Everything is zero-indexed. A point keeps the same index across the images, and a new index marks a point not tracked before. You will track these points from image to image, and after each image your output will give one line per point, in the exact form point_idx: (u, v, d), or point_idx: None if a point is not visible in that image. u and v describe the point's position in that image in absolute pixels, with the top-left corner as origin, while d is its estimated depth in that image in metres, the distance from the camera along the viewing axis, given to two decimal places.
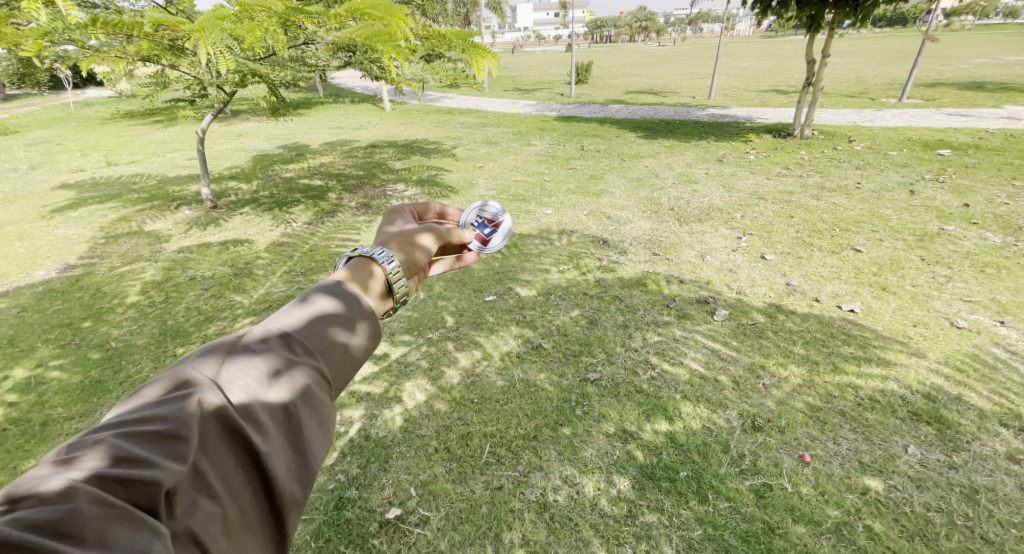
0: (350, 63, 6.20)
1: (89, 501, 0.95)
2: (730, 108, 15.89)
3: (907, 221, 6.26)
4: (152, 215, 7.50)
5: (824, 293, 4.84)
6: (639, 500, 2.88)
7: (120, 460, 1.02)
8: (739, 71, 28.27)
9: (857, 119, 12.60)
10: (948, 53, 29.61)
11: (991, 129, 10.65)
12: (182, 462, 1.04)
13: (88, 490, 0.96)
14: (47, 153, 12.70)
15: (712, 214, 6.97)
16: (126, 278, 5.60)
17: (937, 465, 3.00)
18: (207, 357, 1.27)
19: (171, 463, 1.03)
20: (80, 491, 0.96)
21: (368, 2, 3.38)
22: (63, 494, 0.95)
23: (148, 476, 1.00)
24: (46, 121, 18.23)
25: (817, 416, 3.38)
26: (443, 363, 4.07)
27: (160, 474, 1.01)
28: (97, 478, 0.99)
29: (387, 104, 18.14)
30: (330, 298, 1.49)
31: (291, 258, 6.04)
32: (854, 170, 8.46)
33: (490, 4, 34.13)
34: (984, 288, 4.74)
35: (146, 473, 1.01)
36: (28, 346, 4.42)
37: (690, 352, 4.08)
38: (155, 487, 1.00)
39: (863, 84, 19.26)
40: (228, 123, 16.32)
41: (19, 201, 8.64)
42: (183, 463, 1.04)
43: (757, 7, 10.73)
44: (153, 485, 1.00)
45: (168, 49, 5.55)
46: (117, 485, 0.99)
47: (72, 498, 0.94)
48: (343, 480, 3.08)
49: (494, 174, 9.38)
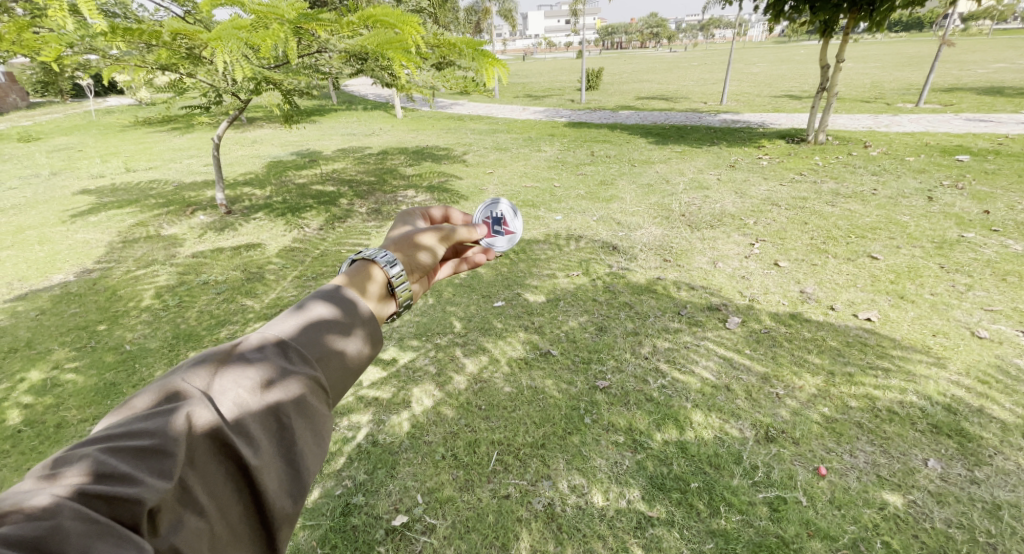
0: (362, 71, 6.24)
1: (72, 517, 0.93)
2: (742, 114, 15.78)
3: (926, 228, 6.13)
4: (168, 220, 7.61)
5: (840, 301, 4.75)
6: (650, 512, 2.83)
7: (106, 476, 1.02)
8: (751, 76, 28.13)
9: (873, 124, 12.45)
10: (967, 57, 29.14)
11: (1012, 134, 10.41)
12: (168, 479, 1.04)
13: (71, 505, 0.95)
14: (69, 160, 12.96)
15: (724, 221, 6.89)
16: (141, 281, 5.67)
17: (957, 480, 2.90)
18: (202, 367, 1.27)
19: (156, 481, 1.03)
20: (64, 506, 0.94)
21: (380, 10, 3.40)
22: (45, 510, 0.93)
23: (131, 494, 0.99)
24: (69, 129, 18.65)
25: (833, 428, 3.30)
26: (450, 369, 4.05)
27: (143, 492, 1.00)
28: (81, 494, 0.98)
29: (399, 111, 18.28)
30: (329, 304, 1.47)
31: (303, 263, 6.08)
32: (870, 175, 8.34)
33: (501, 14, 34.57)
34: (1006, 296, 4.62)
35: (129, 490, 1.00)
36: (45, 348, 4.49)
37: (702, 360, 4.02)
38: (137, 505, 0.99)
39: (880, 89, 19.06)
40: (243, 129, 16.55)
41: (40, 206, 8.83)
42: (168, 481, 1.04)
43: (769, 13, 10.65)
44: (134, 503, 0.99)
45: (185, 57, 5.63)
46: (100, 502, 0.98)
47: (55, 514, 0.93)
48: (350, 485, 3.06)
49: (503, 179, 9.40)
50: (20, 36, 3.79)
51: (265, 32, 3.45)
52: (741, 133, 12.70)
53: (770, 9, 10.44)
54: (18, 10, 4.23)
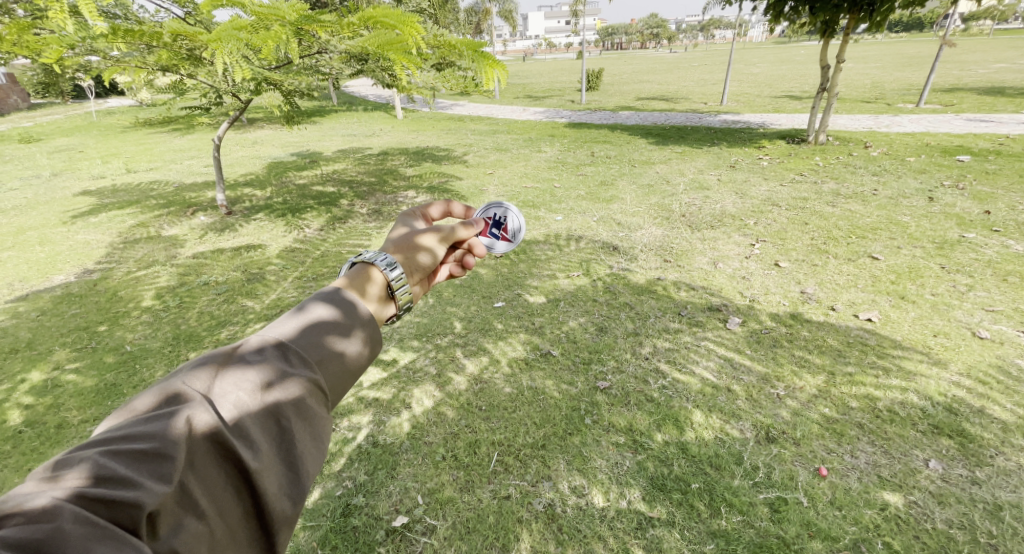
0: (362, 72, 6.24)
1: (72, 520, 0.93)
2: (743, 114, 15.76)
3: (927, 229, 6.13)
4: (169, 221, 7.62)
5: (840, 302, 4.74)
6: (650, 512, 2.82)
7: (106, 480, 1.01)
8: (752, 77, 28.11)
9: (873, 125, 12.44)
10: (967, 57, 29.10)
11: (1013, 134, 10.39)
12: (167, 482, 1.04)
13: (71, 509, 0.95)
14: (70, 161, 12.97)
15: (725, 221, 6.89)
16: (142, 282, 5.68)
17: (958, 480, 2.89)
18: (202, 369, 1.27)
19: (155, 484, 1.03)
20: (63, 510, 0.94)
21: (381, 12, 3.42)
22: (45, 513, 0.93)
23: (131, 497, 0.99)
24: (70, 130, 18.66)
25: (833, 428, 3.30)
26: (451, 370, 4.05)
27: (143, 495, 1.00)
28: (81, 497, 0.98)
29: (399, 112, 18.27)
30: (328, 306, 1.47)
31: (303, 264, 6.09)
32: (871, 176, 8.33)
33: (501, 15, 34.60)
34: (1007, 297, 4.61)
35: (129, 494, 1.00)
36: (46, 349, 4.49)
37: (702, 360, 4.01)
38: (137, 509, 0.99)
39: (881, 89, 19.05)
40: (244, 130, 16.58)
41: (41, 207, 8.84)
42: (168, 484, 1.04)
43: (769, 13, 10.65)
44: (134, 507, 0.99)
45: (186, 58, 5.63)
46: (100, 505, 0.98)
47: (55, 518, 0.92)
48: (350, 486, 3.06)
49: (503, 180, 9.40)
50: (21, 37, 3.84)
51: (266, 33, 3.46)
52: (741, 133, 12.70)
53: (770, 9, 10.44)
54: (20, 12, 4.26)
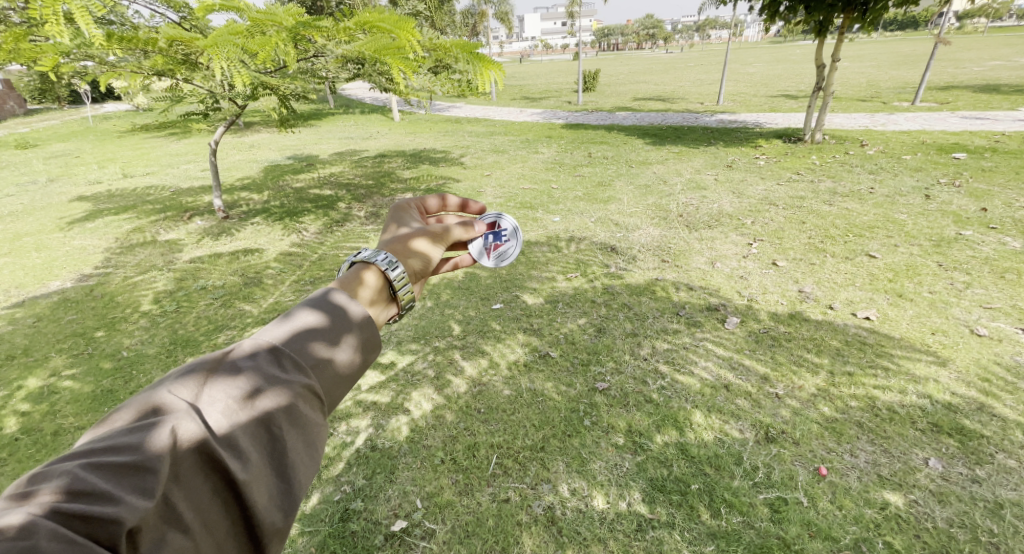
0: (359, 74, 6.21)
1: (49, 538, 0.91)
2: (739, 114, 15.84)
3: (923, 227, 6.14)
4: (166, 226, 7.59)
5: (838, 300, 4.74)
6: (650, 514, 2.81)
7: (85, 494, 1.01)
8: (748, 76, 28.15)
9: (869, 123, 12.49)
10: (963, 55, 29.09)
11: (1009, 132, 10.42)
12: (151, 498, 1.03)
13: (49, 526, 0.93)
14: (66, 167, 12.92)
15: (722, 221, 6.89)
16: (140, 286, 5.68)
17: (959, 479, 2.89)
18: (188, 379, 1.26)
19: (137, 500, 1.01)
20: (40, 527, 0.92)
21: (377, 17, 3.43)
22: (21, 530, 0.91)
23: (112, 514, 0.98)
24: (66, 136, 18.59)
25: (833, 427, 3.29)
26: (449, 373, 4.03)
27: (123, 511, 0.99)
28: (58, 514, 0.96)
29: (396, 115, 18.35)
30: (320, 311, 1.44)
31: (300, 267, 6.07)
32: (867, 174, 8.37)
33: (499, 17, 34.70)
34: (1004, 294, 4.61)
35: (110, 510, 0.99)
36: (42, 356, 4.46)
37: (701, 360, 4.01)
38: (116, 525, 0.97)
39: (875, 88, 19.13)
40: (241, 135, 16.59)
41: (37, 213, 8.77)
42: (151, 499, 1.02)
43: (765, 13, 10.66)
44: (114, 523, 0.97)
45: (182, 63, 5.52)
46: (79, 521, 0.96)
47: (32, 534, 0.91)
48: (349, 491, 3.04)
49: (501, 181, 9.41)
50: (16, 45, 3.81)
51: (264, 38, 3.44)
52: (738, 132, 12.76)
53: (766, 9, 10.44)
54: (13, 19, 4.21)
